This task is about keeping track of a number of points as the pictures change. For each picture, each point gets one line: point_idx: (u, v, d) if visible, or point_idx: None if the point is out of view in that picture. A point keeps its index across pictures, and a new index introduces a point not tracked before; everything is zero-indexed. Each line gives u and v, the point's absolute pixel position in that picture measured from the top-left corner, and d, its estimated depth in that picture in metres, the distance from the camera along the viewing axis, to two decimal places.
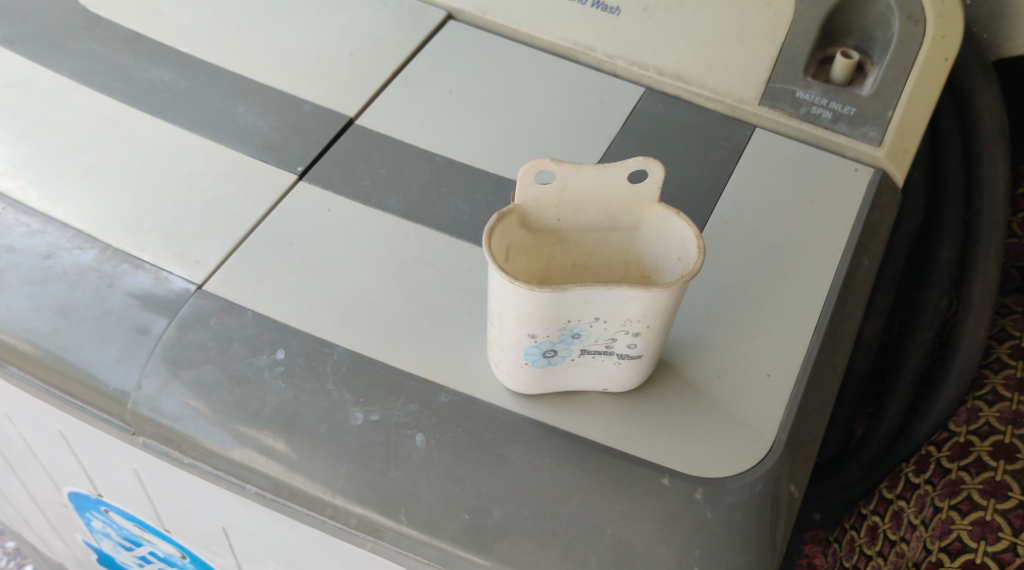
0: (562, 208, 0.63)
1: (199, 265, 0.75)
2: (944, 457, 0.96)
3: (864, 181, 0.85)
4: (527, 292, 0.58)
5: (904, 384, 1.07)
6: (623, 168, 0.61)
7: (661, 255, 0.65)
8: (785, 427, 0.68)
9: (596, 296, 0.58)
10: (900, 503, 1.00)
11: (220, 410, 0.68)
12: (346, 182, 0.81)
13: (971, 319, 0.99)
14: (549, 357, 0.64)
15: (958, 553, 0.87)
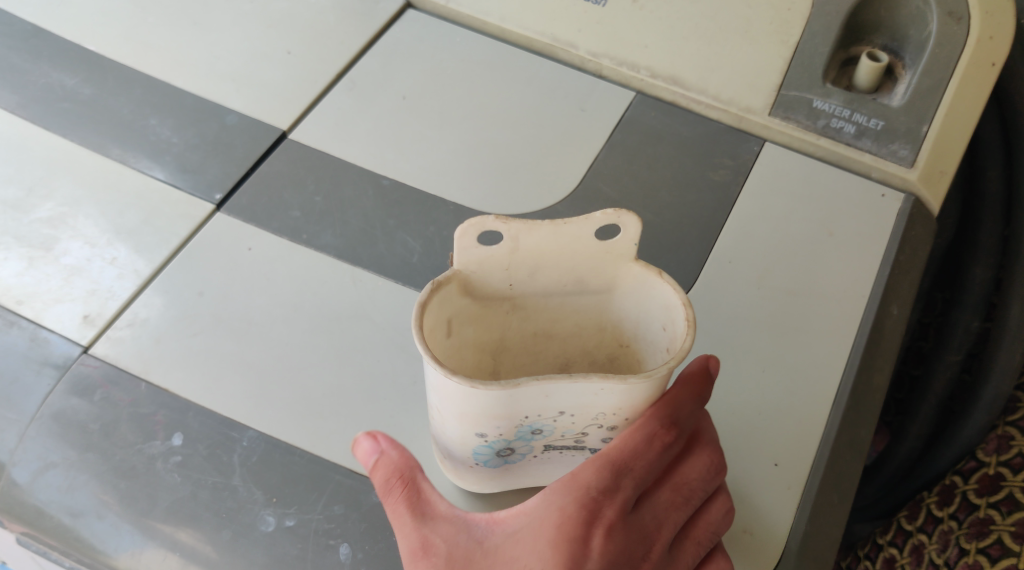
0: (517, 271, 0.51)
1: (88, 321, 0.62)
2: (972, 491, 0.82)
3: (892, 210, 0.71)
4: (469, 389, 0.46)
5: (927, 407, 0.93)
6: (589, 223, 0.48)
7: (642, 323, 0.53)
8: (797, 533, 0.57)
9: (558, 388, 0.47)
10: (921, 537, 0.86)
11: (100, 510, 0.55)
12: (273, 213, 0.68)
13: (1007, 341, 0.84)
14: (505, 456, 0.52)
15: None
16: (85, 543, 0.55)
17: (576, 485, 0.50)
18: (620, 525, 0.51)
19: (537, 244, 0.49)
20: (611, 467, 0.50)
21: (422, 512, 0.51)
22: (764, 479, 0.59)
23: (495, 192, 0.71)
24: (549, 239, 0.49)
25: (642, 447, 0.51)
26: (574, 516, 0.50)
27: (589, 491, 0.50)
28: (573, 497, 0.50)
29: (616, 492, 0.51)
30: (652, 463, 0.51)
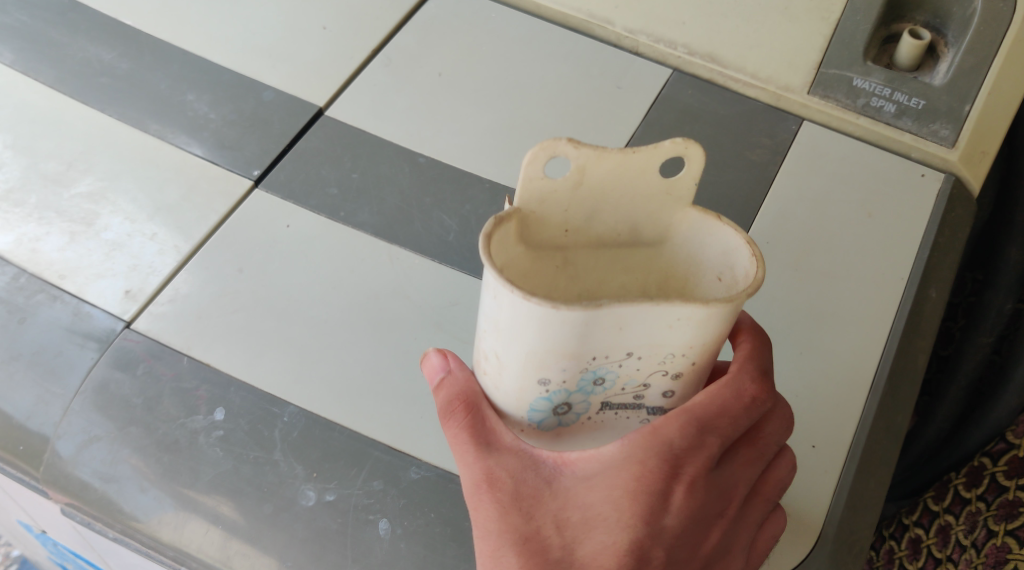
0: (573, 209, 0.50)
1: (130, 296, 0.62)
2: (1001, 473, 0.84)
3: (932, 190, 0.70)
4: (543, 317, 0.45)
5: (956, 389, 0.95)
6: (656, 154, 0.48)
7: (696, 270, 0.52)
8: (834, 517, 0.57)
9: (634, 321, 0.46)
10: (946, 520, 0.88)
11: (144, 483, 0.56)
12: (311, 190, 0.68)
13: None
14: (560, 414, 0.52)
15: None
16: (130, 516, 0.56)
17: (660, 441, 0.51)
18: (700, 481, 0.52)
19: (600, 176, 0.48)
20: (697, 426, 0.51)
21: (490, 442, 0.52)
22: (801, 463, 0.58)
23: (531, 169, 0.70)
24: (614, 171, 0.48)
25: (730, 405, 0.52)
26: (656, 470, 0.51)
27: (672, 449, 0.51)
28: (655, 454, 0.51)
29: (699, 449, 0.52)
30: (736, 423, 0.52)
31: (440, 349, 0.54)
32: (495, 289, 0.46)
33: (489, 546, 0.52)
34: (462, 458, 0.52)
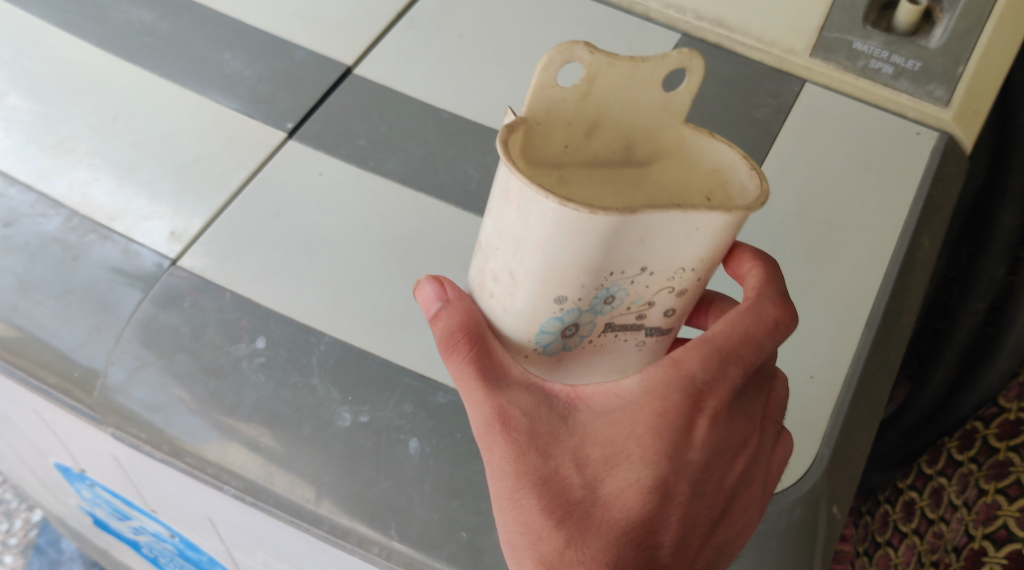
0: (577, 122, 0.54)
1: (175, 236, 0.67)
2: (994, 436, 0.96)
3: (927, 147, 0.74)
4: (574, 228, 0.49)
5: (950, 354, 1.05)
6: (659, 68, 0.52)
7: (684, 184, 0.57)
8: (829, 441, 0.60)
9: (656, 233, 0.51)
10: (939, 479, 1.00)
11: (192, 405, 0.61)
12: (341, 142, 0.72)
13: None
14: (567, 337, 0.56)
15: (1004, 541, 0.89)
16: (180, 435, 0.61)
17: (685, 373, 0.54)
18: (724, 411, 0.55)
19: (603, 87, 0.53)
20: (719, 356, 0.55)
21: (500, 377, 0.54)
22: (800, 392, 0.62)
23: None
24: (619, 81, 0.53)
25: (753, 331, 0.55)
26: (679, 403, 0.54)
27: (695, 381, 0.54)
28: (679, 387, 0.54)
29: (722, 379, 0.55)
30: (759, 348, 0.56)
31: (437, 278, 0.56)
32: (521, 204, 0.49)
33: (508, 485, 0.54)
34: (473, 400, 0.54)
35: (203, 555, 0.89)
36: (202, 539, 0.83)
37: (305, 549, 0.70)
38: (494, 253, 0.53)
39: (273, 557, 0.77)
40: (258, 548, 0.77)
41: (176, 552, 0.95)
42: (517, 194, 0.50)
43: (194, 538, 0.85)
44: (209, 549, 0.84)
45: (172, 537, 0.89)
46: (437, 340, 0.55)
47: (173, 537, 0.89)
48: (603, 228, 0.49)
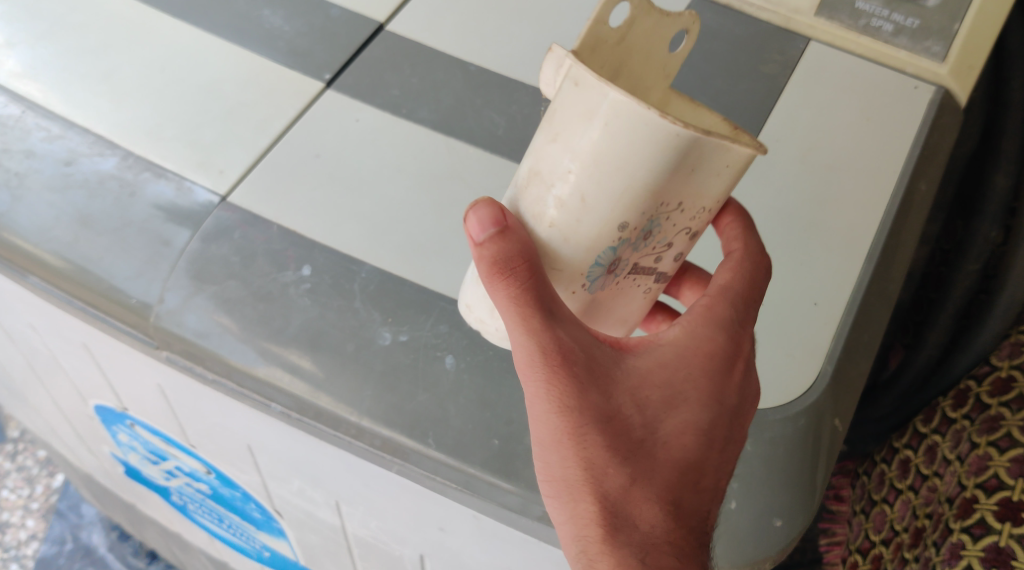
0: (607, 66, 0.58)
1: (223, 175, 0.72)
2: (985, 393, 1.09)
3: (925, 100, 0.78)
4: (663, 141, 0.53)
5: (947, 317, 1.14)
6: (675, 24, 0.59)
7: None
8: (832, 359, 0.65)
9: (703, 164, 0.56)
10: (934, 438, 1.15)
11: (244, 327, 0.66)
12: (376, 91, 0.77)
13: None
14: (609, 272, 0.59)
15: (995, 490, 1.02)
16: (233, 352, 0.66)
17: (722, 319, 0.60)
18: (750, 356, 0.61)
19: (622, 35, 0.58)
20: (743, 301, 0.61)
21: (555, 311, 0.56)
22: (806, 316, 0.67)
23: None
24: (648, 31, 0.58)
25: (759, 277, 0.62)
26: (724, 347, 0.60)
27: (733, 325, 0.60)
28: (721, 331, 0.60)
29: (748, 324, 0.61)
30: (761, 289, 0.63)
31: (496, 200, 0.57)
32: (610, 118, 0.53)
33: (570, 421, 0.57)
34: (539, 339, 0.55)
35: (237, 492, 0.94)
36: (239, 472, 0.88)
37: (341, 470, 0.75)
38: (559, 178, 0.56)
39: (307, 485, 0.82)
40: (295, 476, 0.82)
41: (209, 493, 1.00)
42: (603, 113, 0.53)
43: (230, 473, 0.90)
44: (245, 482, 0.89)
45: (208, 475, 0.94)
46: (493, 269, 0.55)
47: (209, 475, 0.94)
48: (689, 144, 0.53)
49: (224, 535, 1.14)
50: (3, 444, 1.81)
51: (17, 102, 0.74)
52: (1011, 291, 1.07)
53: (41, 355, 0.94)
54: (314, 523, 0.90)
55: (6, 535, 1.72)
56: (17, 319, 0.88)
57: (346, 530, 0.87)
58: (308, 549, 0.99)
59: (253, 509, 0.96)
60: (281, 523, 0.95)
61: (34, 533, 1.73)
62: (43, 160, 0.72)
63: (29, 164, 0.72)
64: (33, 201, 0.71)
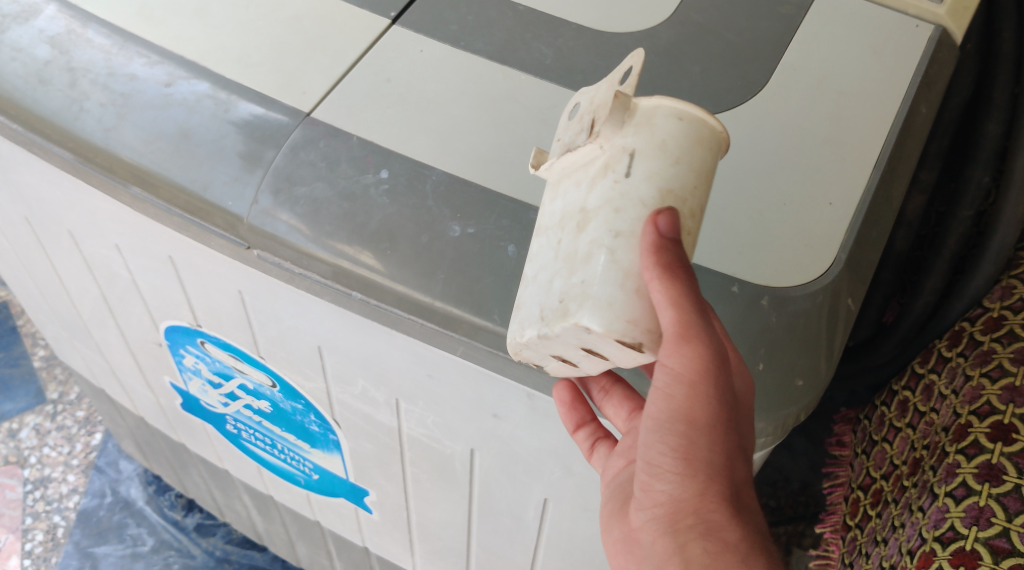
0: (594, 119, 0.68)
1: (305, 96, 0.81)
2: (978, 331, 1.18)
3: (925, 36, 0.88)
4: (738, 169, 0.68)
5: (942, 263, 1.23)
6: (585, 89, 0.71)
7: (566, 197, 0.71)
8: (846, 248, 0.75)
9: None
10: (931, 377, 1.25)
11: (331, 222, 0.76)
12: (436, 27, 0.86)
13: (1014, 193, 1.13)
14: None
15: (988, 414, 1.10)
16: (323, 244, 0.76)
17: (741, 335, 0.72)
18: None
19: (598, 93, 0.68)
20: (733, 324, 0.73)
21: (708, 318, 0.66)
22: (822, 213, 0.76)
23: (608, 15, 0.87)
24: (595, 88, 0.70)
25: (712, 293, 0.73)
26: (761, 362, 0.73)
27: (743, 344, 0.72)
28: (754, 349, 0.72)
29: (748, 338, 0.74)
30: None
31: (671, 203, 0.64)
32: (718, 146, 0.66)
33: (724, 414, 0.67)
34: (712, 340, 0.65)
35: (298, 405, 1.03)
36: (304, 381, 0.97)
37: (407, 362, 0.84)
38: (695, 193, 0.65)
39: (370, 384, 0.91)
40: (360, 376, 0.91)
41: (268, 412, 1.10)
42: (712, 142, 0.65)
43: (295, 383, 0.99)
44: (309, 391, 0.98)
45: (273, 389, 1.03)
46: (676, 268, 0.62)
47: (272, 389, 1.03)
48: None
49: (274, 462, 1.24)
50: (43, 405, 1.92)
51: (120, 35, 0.84)
52: (1001, 237, 1.14)
53: (119, 280, 1.03)
54: (370, 428, 0.99)
55: (48, 488, 1.81)
56: (102, 241, 0.97)
57: (402, 432, 0.97)
58: (359, 461, 1.08)
59: (311, 422, 1.05)
60: (337, 434, 1.05)
61: (75, 487, 1.82)
62: (145, 82, 0.82)
63: (134, 86, 0.82)
64: (138, 118, 0.81)
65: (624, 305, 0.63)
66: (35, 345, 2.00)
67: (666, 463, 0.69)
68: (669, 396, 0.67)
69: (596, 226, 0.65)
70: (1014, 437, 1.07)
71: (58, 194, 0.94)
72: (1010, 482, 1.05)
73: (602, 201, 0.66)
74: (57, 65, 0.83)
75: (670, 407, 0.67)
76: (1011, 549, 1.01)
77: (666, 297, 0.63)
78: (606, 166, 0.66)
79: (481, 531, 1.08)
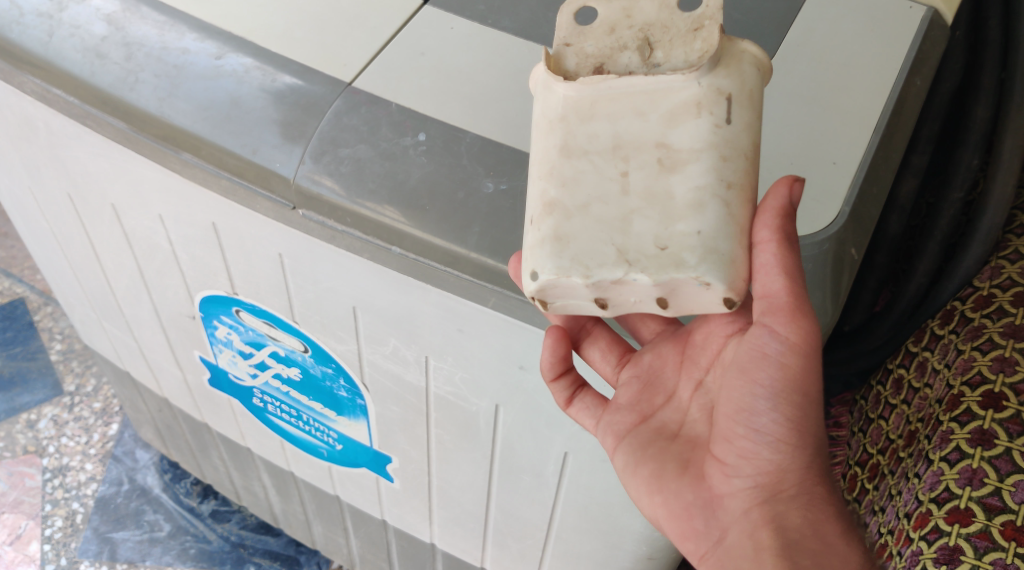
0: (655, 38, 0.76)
1: (346, 67, 0.88)
2: (969, 308, 1.21)
3: (918, 16, 0.95)
4: None
5: (934, 244, 1.29)
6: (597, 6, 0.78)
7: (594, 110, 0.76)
8: (849, 202, 0.82)
9: None
10: (925, 354, 1.28)
11: (373, 180, 0.83)
12: (465, 7, 0.93)
13: (1001, 171, 1.18)
14: None
15: (979, 384, 1.13)
16: (365, 201, 0.82)
17: None
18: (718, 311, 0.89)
19: (650, 14, 0.76)
20: None
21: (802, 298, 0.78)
22: (828, 172, 0.84)
23: None
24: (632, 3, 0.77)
25: None
26: None
27: None
28: None
29: None
30: None
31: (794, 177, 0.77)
32: None
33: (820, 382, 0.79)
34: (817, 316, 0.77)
35: (328, 370, 1.09)
36: (336, 344, 1.03)
37: (439, 317, 0.91)
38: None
39: (401, 343, 0.97)
40: (392, 335, 0.96)
41: (296, 380, 1.14)
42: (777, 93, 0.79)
43: (327, 346, 1.04)
44: (341, 354, 1.04)
45: (304, 355, 1.08)
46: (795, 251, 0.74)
47: (304, 355, 1.09)
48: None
49: (297, 435, 1.26)
50: (61, 397, 1.96)
51: (173, 14, 0.91)
52: (989, 215, 1.19)
53: (158, 252, 1.09)
54: (398, 390, 1.05)
55: (67, 476, 1.85)
56: (146, 212, 1.03)
57: (429, 391, 1.02)
58: (384, 426, 1.13)
59: (340, 388, 1.10)
60: (365, 399, 1.10)
61: (93, 475, 1.86)
62: (197, 56, 0.89)
63: (187, 59, 0.89)
64: (190, 88, 0.87)
65: (742, 263, 0.73)
66: (51, 339, 2.05)
67: (780, 434, 0.79)
68: (783, 367, 0.77)
69: (698, 170, 0.73)
70: (1005, 404, 1.10)
71: (106, 166, 1.00)
72: (1002, 446, 1.08)
73: (699, 144, 0.73)
74: (113, 40, 0.90)
75: (780, 376, 0.78)
76: (1004, 507, 1.05)
77: (785, 264, 0.74)
78: (700, 104, 0.74)
79: (500, 494, 1.13)
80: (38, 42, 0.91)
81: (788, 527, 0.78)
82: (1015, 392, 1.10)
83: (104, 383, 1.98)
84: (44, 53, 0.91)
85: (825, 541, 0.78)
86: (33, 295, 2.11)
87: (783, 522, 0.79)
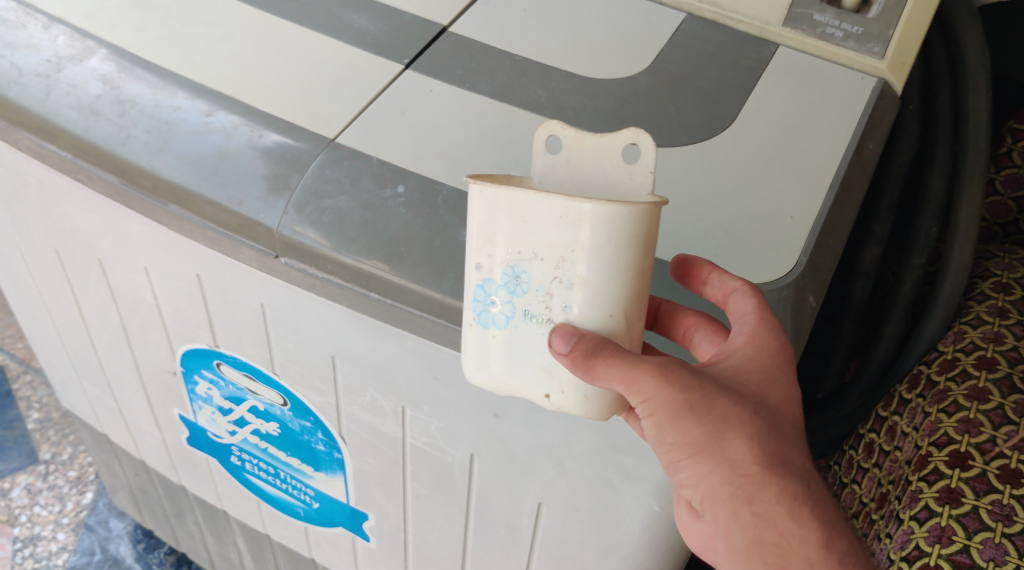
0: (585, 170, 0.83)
1: (331, 124, 0.93)
2: (935, 372, 1.23)
3: (869, 87, 1.01)
4: (477, 199, 0.78)
5: (899, 310, 1.34)
6: (618, 137, 0.81)
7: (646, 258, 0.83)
8: (806, 252, 0.87)
9: (529, 213, 0.76)
10: (894, 418, 1.29)
11: (352, 228, 0.86)
12: (444, 72, 0.98)
13: (959, 240, 1.23)
14: (492, 314, 0.80)
15: (946, 444, 1.12)
16: (345, 249, 0.86)
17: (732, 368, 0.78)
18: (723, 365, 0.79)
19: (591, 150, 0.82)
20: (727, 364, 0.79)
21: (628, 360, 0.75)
22: (786, 224, 0.88)
23: (593, 65, 1.00)
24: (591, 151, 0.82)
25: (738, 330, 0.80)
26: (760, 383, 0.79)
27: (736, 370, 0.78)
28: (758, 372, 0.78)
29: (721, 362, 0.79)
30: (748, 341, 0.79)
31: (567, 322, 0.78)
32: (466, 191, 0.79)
33: (699, 395, 0.76)
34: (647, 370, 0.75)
35: (306, 423, 1.10)
36: (315, 396, 1.05)
37: (415, 364, 0.94)
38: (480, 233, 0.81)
39: (379, 393, 1.00)
40: (370, 384, 0.99)
41: (274, 435, 1.15)
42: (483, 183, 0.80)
43: (306, 398, 1.06)
44: (319, 406, 1.06)
45: (283, 408, 1.10)
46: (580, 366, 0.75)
47: (282, 409, 1.10)
48: (469, 229, 0.79)
49: (274, 494, 1.27)
50: (36, 465, 1.94)
51: (167, 75, 0.96)
52: (949, 283, 1.24)
53: (142, 306, 1.11)
54: (375, 442, 1.07)
55: (37, 546, 1.82)
56: (132, 266, 1.06)
57: (405, 442, 1.04)
58: (361, 481, 1.14)
59: (317, 441, 1.12)
60: (342, 453, 1.11)
61: (65, 545, 1.83)
62: (188, 113, 0.93)
63: (178, 116, 0.93)
64: (179, 143, 0.92)
65: None
66: (29, 408, 2.04)
67: (680, 455, 0.77)
68: (648, 416, 0.77)
69: None
70: (971, 464, 1.09)
71: (95, 221, 1.04)
72: (969, 504, 1.06)
73: None
74: (108, 98, 0.95)
75: (649, 418, 0.77)
76: (972, 564, 1.02)
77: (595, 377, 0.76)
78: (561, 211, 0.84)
79: (475, 550, 1.13)
80: (35, 100, 0.95)
81: (744, 528, 0.76)
82: (980, 453, 1.10)
83: (80, 451, 1.97)
84: (40, 111, 0.95)
85: (780, 532, 0.75)
86: (13, 363, 2.11)
87: (736, 524, 0.76)
